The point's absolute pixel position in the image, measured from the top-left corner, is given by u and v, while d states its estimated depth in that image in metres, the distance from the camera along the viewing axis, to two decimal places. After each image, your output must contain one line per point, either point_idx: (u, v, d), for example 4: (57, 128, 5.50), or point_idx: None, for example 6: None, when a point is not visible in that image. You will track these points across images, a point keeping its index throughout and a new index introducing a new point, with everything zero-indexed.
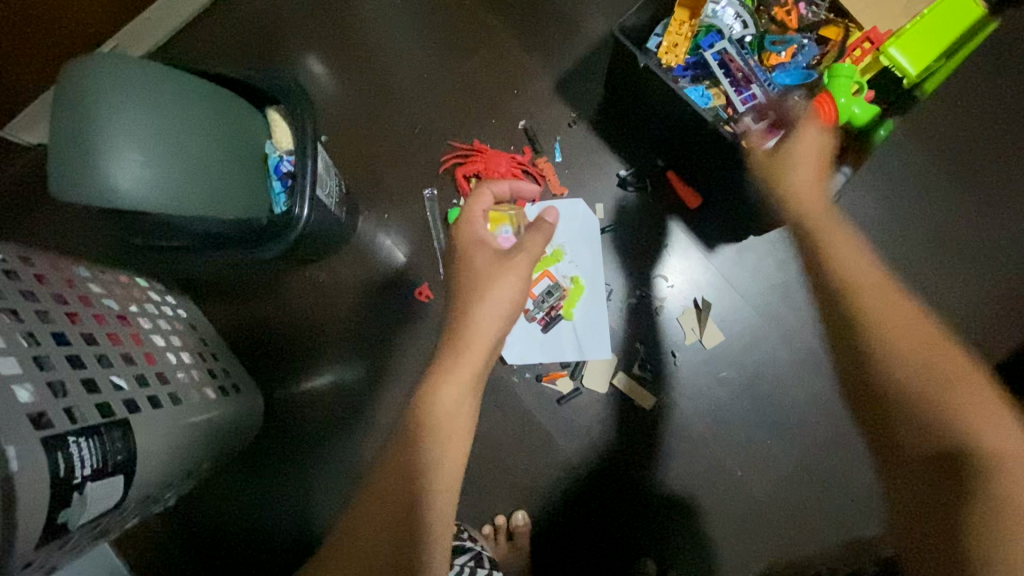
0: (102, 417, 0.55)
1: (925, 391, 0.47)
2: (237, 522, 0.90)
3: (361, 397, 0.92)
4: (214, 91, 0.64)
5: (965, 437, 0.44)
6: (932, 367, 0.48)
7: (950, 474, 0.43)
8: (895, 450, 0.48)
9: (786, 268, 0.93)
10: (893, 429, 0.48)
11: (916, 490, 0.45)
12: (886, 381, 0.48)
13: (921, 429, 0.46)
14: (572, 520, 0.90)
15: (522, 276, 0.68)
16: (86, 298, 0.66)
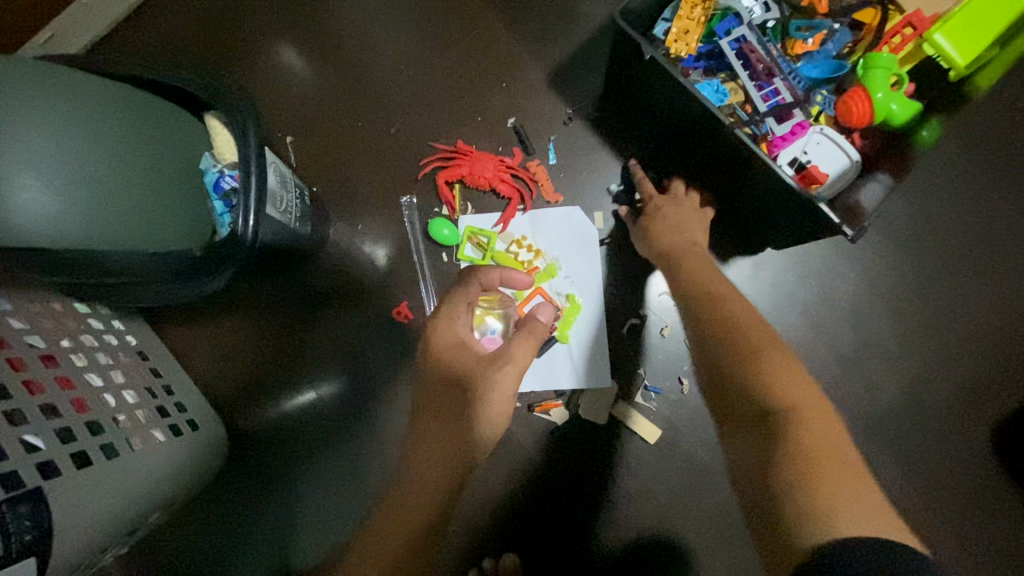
0: (5, 491, 0.47)
1: (743, 361, 0.52)
2: (196, 569, 0.80)
3: (335, 426, 0.83)
4: (129, 94, 0.55)
5: (767, 393, 0.49)
6: (752, 347, 0.54)
7: (763, 429, 0.47)
8: (729, 415, 0.51)
9: (806, 285, 0.84)
10: (724, 403, 0.52)
11: (740, 453, 0.47)
12: (716, 364, 0.54)
13: (739, 398, 0.50)
14: (566, 564, 0.81)
15: (505, 397, 0.63)
16: (2, 338, 0.56)
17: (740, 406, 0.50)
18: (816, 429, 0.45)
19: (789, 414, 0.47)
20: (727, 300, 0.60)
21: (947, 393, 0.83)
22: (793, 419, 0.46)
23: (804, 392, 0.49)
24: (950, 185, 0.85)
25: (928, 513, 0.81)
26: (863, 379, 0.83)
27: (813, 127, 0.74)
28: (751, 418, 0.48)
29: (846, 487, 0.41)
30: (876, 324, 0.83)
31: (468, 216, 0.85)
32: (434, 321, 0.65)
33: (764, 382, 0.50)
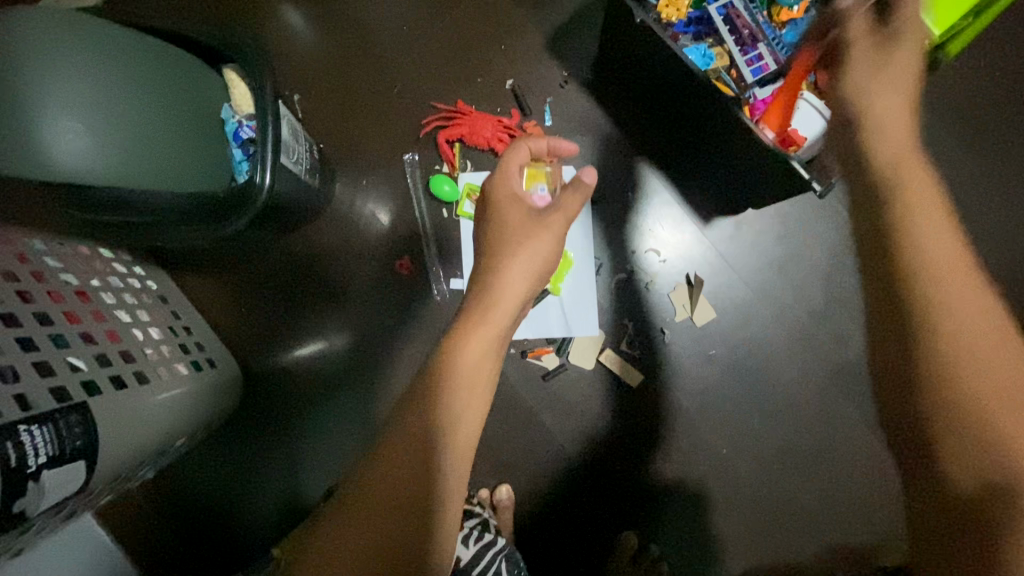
0: (57, 402, 0.53)
1: (989, 411, 0.35)
2: (214, 497, 0.86)
3: (343, 369, 0.90)
4: (150, 46, 0.59)
5: (1017, 460, 0.34)
6: (1005, 380, 0.35)
7: (1002, 508, 0.33)
8: (923, 460, 0.36)
9: (784, 244, 0.90)
10: (937, 450, 0.36)
11: (931, 512, 0.36)
12: (937, 405, 0.36)
13: (967, 460, 0.34)
14: (556, 495, 0.89)
15: (556, 236, 0.68)
16: (40, 274, 0.62)
17: (964, 469, 0.35)
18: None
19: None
20: (969, 323, 0.36)
21: None
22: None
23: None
24: (922, 152, 0.90)
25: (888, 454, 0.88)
26: (834, 332, 0.89)
27: (796, 92, 0.78)
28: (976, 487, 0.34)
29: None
30: (847, 280, 0.89)
31: (466, 173, 0.90)
32: (490, 180, 0.71)
33: (1009, 443, 0.34)
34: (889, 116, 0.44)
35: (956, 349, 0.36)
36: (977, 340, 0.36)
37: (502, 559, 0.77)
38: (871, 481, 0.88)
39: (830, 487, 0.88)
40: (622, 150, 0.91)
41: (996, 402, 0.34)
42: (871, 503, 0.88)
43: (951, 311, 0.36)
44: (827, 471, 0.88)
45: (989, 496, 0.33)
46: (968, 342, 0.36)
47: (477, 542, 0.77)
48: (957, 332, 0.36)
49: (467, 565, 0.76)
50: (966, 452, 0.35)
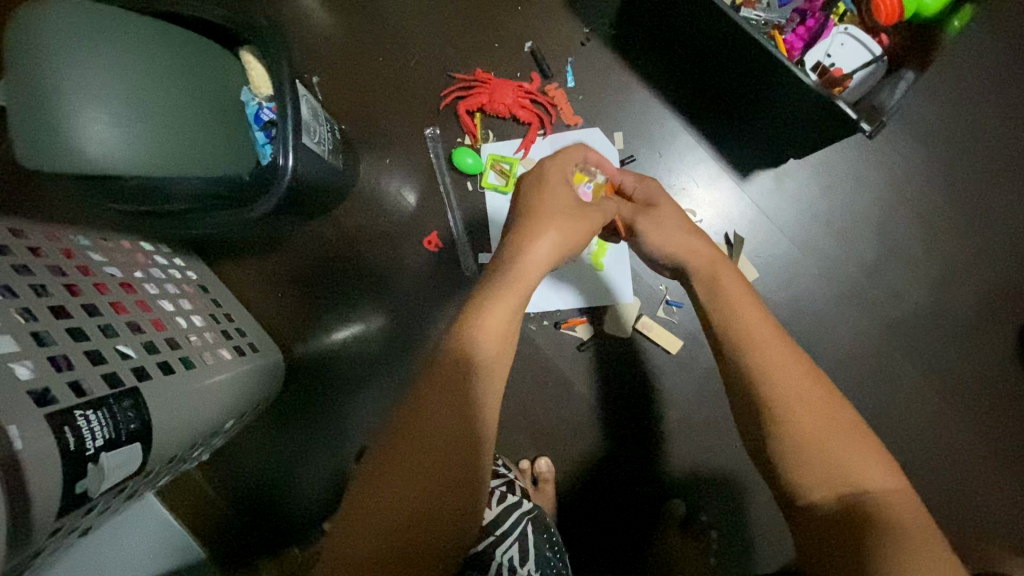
0: (110, 387, 0.55)
1: (820, 426, 0.48)
2: (267, 478, 0.90)
3: (380, 351, 0.91)
4: (164, 30, 0.59)
5: (835, 459, 0.46)
6: (823, 413, 0.49)
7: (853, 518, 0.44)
8: (817, 528, 0.45)
9: (828, 195, 0.84)
10: (797, 477, 0.47)
11: (819, 536, 0.45)
12: (784, 433, 0.48)
13: (817, 470, 0.46)
14: (598, 467, 0.88)
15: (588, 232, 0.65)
16: (86, 268, 0.64)
17: (821, 486, 0.46)
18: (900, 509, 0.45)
19: (879, 501, 0.45)
20: (764, 335, 0.54)
21: (974, 295, 0.83)
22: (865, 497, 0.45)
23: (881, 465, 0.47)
24: (979, 84, 0.83)
25: (949, 413, 0.83)
26: (885, 285, 0.84)
27: (837, 27, 0.72)
28: (833, 499, 0.45)
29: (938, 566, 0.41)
30: (899, 229, 0.84)
31: (489, 144, 0.88)
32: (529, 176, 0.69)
33: (835, 453, 0.47)
34: (727, 286, 0.60)
35: (784, 396, 0.50)
36: (790, 366, 0.51)
37: (527, 520, 0.72)
38: (930, 441, 0.83)
39: (889, 449, 0.83)
40: (648, 107, 0.87)
41: (817, 430, 0.48)
42: (932, 465, 0.83)
43: (771, 362, 0.52)
44: (883, 433, 0.83)
45: (840, 512, 0.45)
46: (784, 376, 0.51)
47: (502, 501, 0.72)
48: (781, 365, 0.51)
49: (491, 526, 0.69)
50: (818, 471, 0.46)
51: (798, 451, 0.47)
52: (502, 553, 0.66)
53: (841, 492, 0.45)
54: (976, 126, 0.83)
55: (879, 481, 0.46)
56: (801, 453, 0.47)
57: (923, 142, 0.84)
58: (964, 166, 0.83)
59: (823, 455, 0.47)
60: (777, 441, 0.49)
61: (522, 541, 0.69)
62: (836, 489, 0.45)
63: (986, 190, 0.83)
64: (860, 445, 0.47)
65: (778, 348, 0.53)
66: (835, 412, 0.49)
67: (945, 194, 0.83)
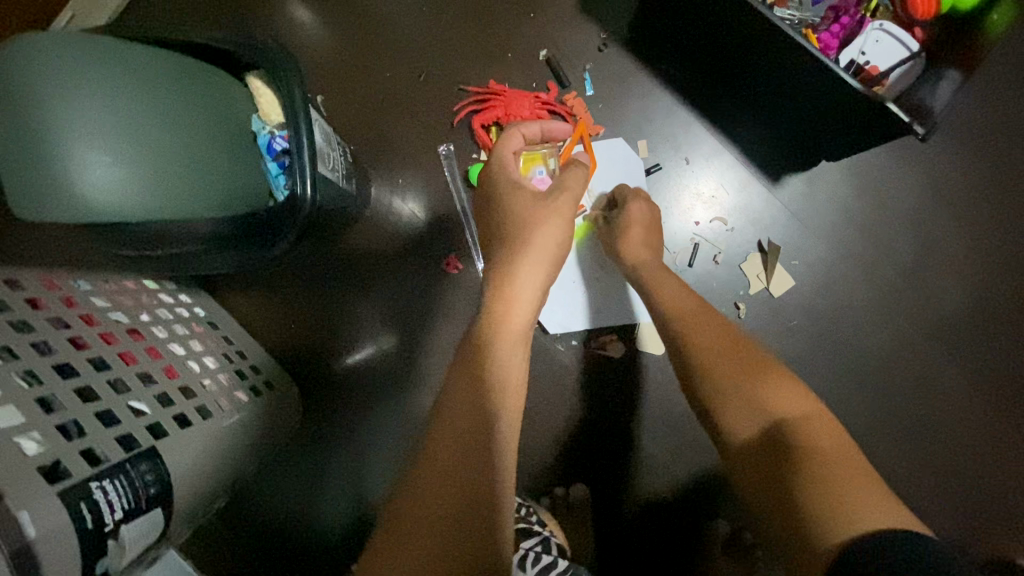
0: (125, 451, 0.51)
1: (740, 375, 0.52)
2: (286, 511, 0.85)
3: (399, 372, 0.86)
4: (167, 58, 0.55)
5: (760, 398, 0.50)
6: (743, 362, 0.54)
7: (767, 447, 0.47)
8: (749, 462, 0.47)
9: (863, 196, 0.81)
10: (724, 419, 0.51)
11: (750, 476, 0.47)
12: (709, 386, 0.53)
13: (737, 413, 0.50)
14: (636, 493, 0.82)
15: (569, 222, 0.63)
16: (90, 316, 0.59)
17: (744, 424, 0.49)
18: (818, 433, 0.46)
19: (790, 422, 0.47)
20: (693, 309, 0.61)
21: (1016, 293, 0.80)
22: (788, 422, 0.48)
23: (792, 392, 0.50)
24: (1016, 77, 0.80)
25: (999, 415, 0.79)
26: (925, 289, 0.81)
27: (872, 22, 0.69)
28: (749, 435, 0.49)
29: (853, 478, 0.42)
30: (936, 228, 0.80)
31: None
32: (487, 169, 0.66)
33: (755, 394, 0.51)
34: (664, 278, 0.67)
35: (705, 352, 0.56)
36: (716, 329, 0.58)
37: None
38: (982, 451, 0.79)
39: (939, 455, 0.79)
40: (672, 112, 0.83)
41: (736, 373, 0.53)
42: (986, 471, 0.78)
43: (698, 328, 0.59)
44: (934, 447, 0.79)
45: (761, 442, 0.47)
46: (705, 338, 0.57)
47: (536, 562, 0.64)
48: (699, 335, 0.58)
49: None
50: (740, 413, 0.50)
51: (721, 400, 0.52)
52: None
53: (764, 425, 0.48)
54: (1014, 118, 0.80)
55: (795, 411, 0.49)
56: (724, 401, 0.52)
57: (960, 138, 0.81)
58: (1004, 161, 0.80)
59: (740, 398, 0.51)
60: (704, 391, 0.53)
61: None
62: (761, 423, 0.48)
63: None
64: (776, 382, 0.51)
65: (701, 319, 0.60)
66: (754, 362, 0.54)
67: (985, 190, 0.80)
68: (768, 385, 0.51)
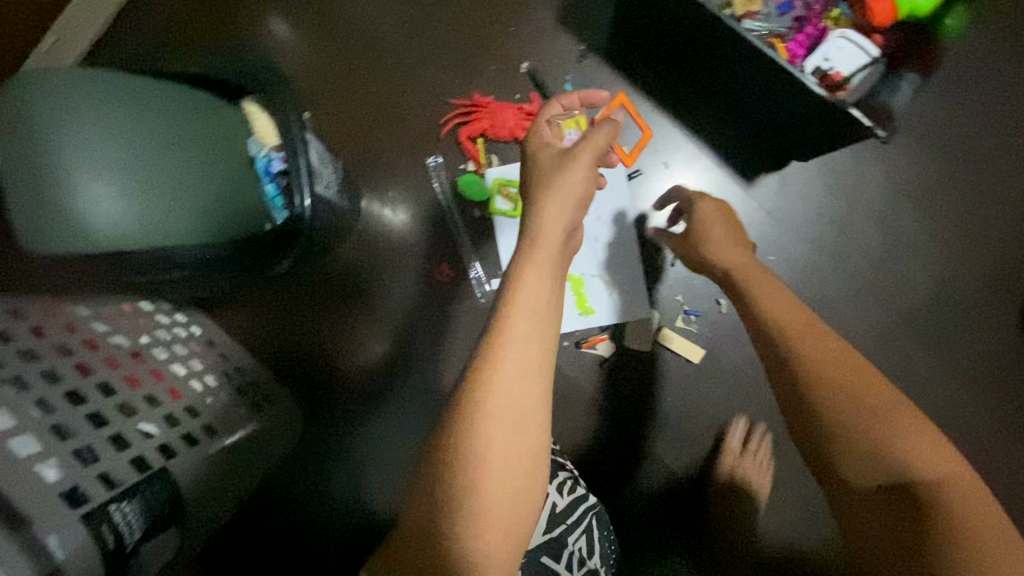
0: (139, 472, 0.52)
1: (865, 415, 0.47)
2: (293, 516, 0.85)
3: (397, 373, 0.87)
4: (163, 89, 0.56)
5: (898, 449, 0.45)
6: (867, 398, 0.48)
7: (896, 502, 0.45)
8: (872, 515, 0.46)
9: (833, 193, 0.86)
10: (845, 463, 0.48)
11: (871, 528, 0.46)
12: (828, 419, 0.48)
13: (867, 460, 0.46)
14: (632, 488, 0.84)
15: (592, 171, 0.58)
16: (92, 342, 0.60)
17: (872, 472, 0.46)
18: (964, 497, 0.43)
19: (933, 480, 0.44)
20: (797, 324, 0.55)
21: (977, 279, 0.85)
22: (930, 482, 0.44)
23: (932, 441, 0.46)
24: (966, 80, 0.86)
25: (970, 395, 0.83)
26: (894, 279, 0.85)
27: (834, 31, 0.72)
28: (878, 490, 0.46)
29: (999, 548, 0.41)
30: (901, 221, 0.86)
31: (494, 168, 0.86)
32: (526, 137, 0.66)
33: (891, 441, 0.46)
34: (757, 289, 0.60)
35: (822, 379, 0.50)
36: (831, 352, 0.51)
37: (594, 516, 0.68)
38: (958, 430, 0.83)
39: None
40: (650, 119, 0.86)
41: (863, 413, 0.47)
42: (963, 449, 0.82)
43: (807, 347, 0.52)
44: None
45: (889, 498, 0.45)
46: (820, 360, 0.51)
47: (572, 491, 0.68)
48: (820, 358, 0.51)
49: (562, 515, 0.66)
50: (869, 461, 0.46)
51: (845, 442, 0.47)
52: (573, 542, 0.64)
53: (892, 482, 0.45)
54: (966, 118, 0.86)
55: (937, 468, 0.44)
56: (848, 445, 0.47)
57: (918, 137, 0.86)
58: (959, 157, 0.86)
59: (869, 445, 0.46)
60: (824, 425, 0.49)
61: (590, 534, 0.67)
62: (888, 479, 0.45)
63: (980, 178, 0.85)
64: (913, 430, 0.46)
65: (812, 338, 0.53)
66: (885, 402, 0.48)
67: (943, 184, 0.86)
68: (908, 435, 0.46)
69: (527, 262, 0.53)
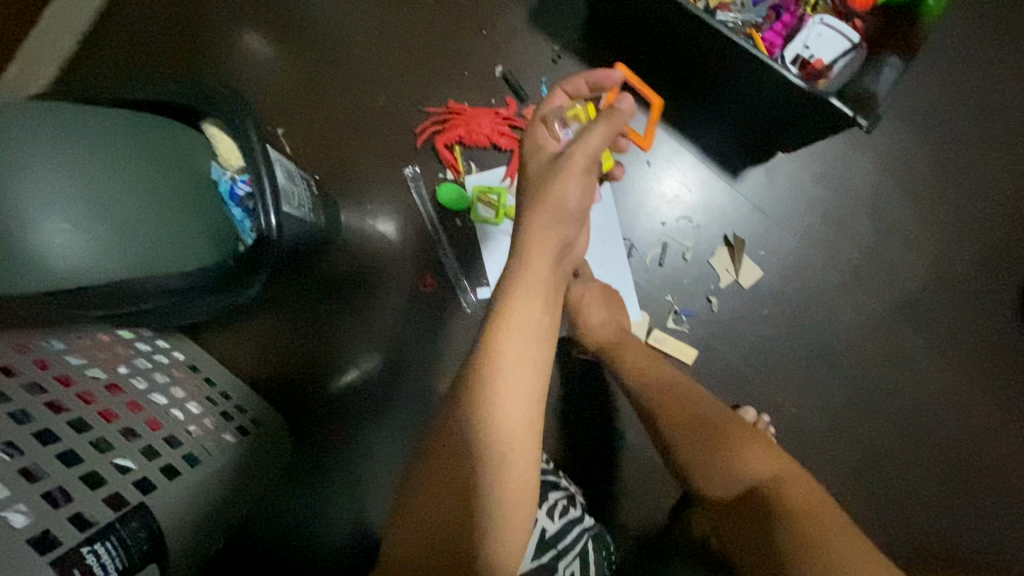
0: (114, 510, 0.51)
1: (710, 441, 0.61)
2: (286, 539, 0.83)
3: (387, 388, 0.86)
4: (120, 120, 0.55)
5: (738, 463, 0.59)
6: (712, 427, 0.62)
7: (751, 505, 0.56)
8: (739, 518, 0.56)
9: (821, 184, 0.84)
10: (703, 481, 0.60)
11: (741, 532, 0.56)
12: (683, 451, 0.62)
13: (715, 475, 0.59)
14: (630, 494, 0.82)
15: (581, 177, 0.56)
16: (66, 377, 0.59)
17: (722, 483, 0.59)
18: (794, 491, 0.55)
19: (768, 483, 0.56)
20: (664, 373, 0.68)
21: (973, 264, 0.83)
22: (767, 484, 0.56)
23: (763, 454, 0.59)
24: (953, 60, 0.84)
25: (967, 382, 0.82)
26: (887, 268, 0.83)
27: (813, 17, 0.71)
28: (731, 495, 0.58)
29: (823, 523, 0.52)
30: (892, 208, 0.83)
31: (473, 175, 0.84)
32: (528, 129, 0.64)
33: (730, 457, 0.59)
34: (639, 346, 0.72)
35: (680, 415, 0.64)
36: (684, 393, 0.66)
37: (588, 536, 0.66)
38: (955, 418, 0.82)
39: (914, 426, 0.82)
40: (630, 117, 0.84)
41: (710, 439, 0.61)
42: (960, 437, 0.81)
43: (665, 393, 0.66)
44: (910, 418, 0.82)
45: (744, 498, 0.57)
46: (675, 401, 0.65)
47: (563, 515, 0.65)
48: (671, 403, 0.65)
49: (552, 539, 0.63)
50: (716, 472, 0.59)
51: (699, 463, 0.60)
52: (564, 567, 0.63)
53: (742, 485, 0.57)
54: (954, 99, 0.83)
55: (770, 473, 0.57)
56: (702, 465, 0.60)
57: (906, 122, 0.84)
58: (949, 140, 0.83)
59: (718, 462, 0.59)
60: (681, 455, 0.62)
61: (583, 557, 0.65)
62: (739, 484, 0.58)
63: (972, 161, 0.83)
64: (755, 448, 0.60)
65: (680, 387, 0.67)
66: (732, 430, 0.62)
67: (934, 169, 0.83)
68: (740, 448, 0.60)
69: (519, 274, 0.55)
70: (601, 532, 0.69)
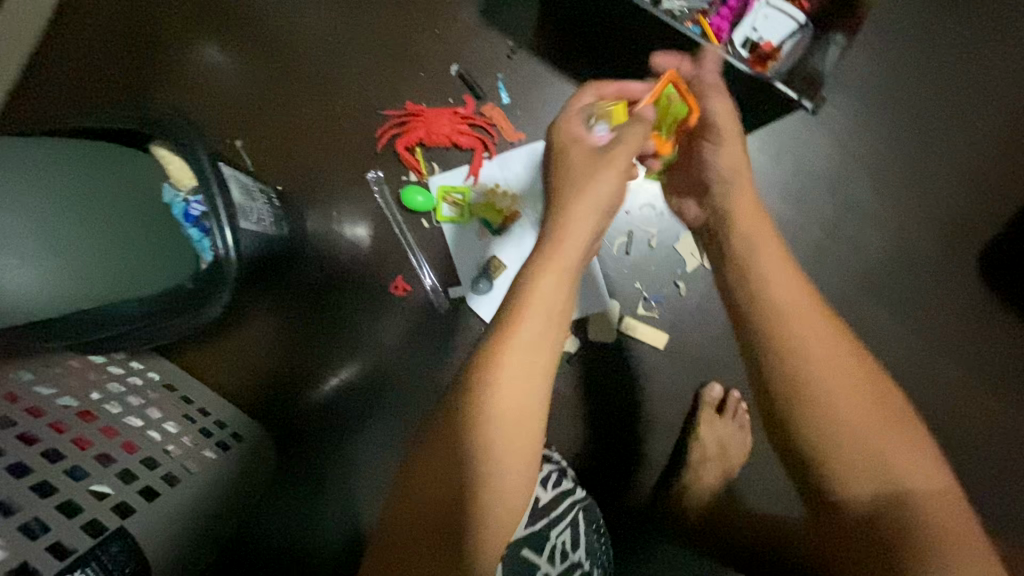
0: (93, 537, 0.51)
1: (864, 428, 0.48)
2: (278, 544, 0.84)
3: (374, 387, 0.86)
4: (70, 147, 0.56)
5: (894, 467, 0.47)
6: (873, 412, 0.49)
7: (884, 509, 0.46)
8: (850, 522, 0.48)
9: (780, 164, 0.85)
10: (836, 469, 0.48)
11: (849, 536, 0.47)
12: (815, 426, 0.49)
13: (862, 469, 0.48)
14: (610, 479, 0.84)
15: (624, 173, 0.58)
16: (36, 408, 0.58)
17: (859, 477, 0.48)
18: (943, 515, 0.45)
19: (917, 494, 0.46)
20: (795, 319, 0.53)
21: (934, 234, 0.84)
22: (911, 498, 0.46)
23: (921, 461, 0.48)
24: (902, 36, 0.85)
25: (933, 350, 0.84)
26: (850, 242, 0.85)
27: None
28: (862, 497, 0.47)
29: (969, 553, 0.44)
30: (851, 184, 0.85)
31: (436, 176, 0.84)
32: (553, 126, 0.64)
33: (885, 457, 0.47)
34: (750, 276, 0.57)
35: (828, 383, 0.50)
36: (838, 362, 0.51)
37: (580, 508, 0.68)
38: (923, 386, 0.83)
39: None
40: None
41: (856, 422, 0.48)
42: (929, 404, 0.83)
43: (807, 344, 0.51)
44: None
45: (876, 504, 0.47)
46: (829, 362, 0.51)
47: (556, 485, 0.68)
48: (825, 366, 0.50)
49: (546, 508, 0.66)
50: (856, 464, 0.48)
51: (831, 445, 0.49)
52: (556, 536, 0.65)
53: (883, 491, 0.47)
54: (905, 74, 0.85)
55: (926, 484, 0.47)
56: (836, 453, 0.48)
57: (859, 99, 0.85)
58: (902, 114, 0.85)
59: (866, 453, 0.48)
60: (810, 433, 0.49)
61: (575, 527, 0.66)
62: (878, 490, 0.47)
63: (925, 134, 0.85)
64: (909, 449, 0.48)
65: (827, 345, 0.52)
66: (892, 420, 0.49)
67: (890, 144, 0.85)
68: (898, 445, 0.48)
69: (548, 258, 0.55)
70: (593, 505, 0.70)
